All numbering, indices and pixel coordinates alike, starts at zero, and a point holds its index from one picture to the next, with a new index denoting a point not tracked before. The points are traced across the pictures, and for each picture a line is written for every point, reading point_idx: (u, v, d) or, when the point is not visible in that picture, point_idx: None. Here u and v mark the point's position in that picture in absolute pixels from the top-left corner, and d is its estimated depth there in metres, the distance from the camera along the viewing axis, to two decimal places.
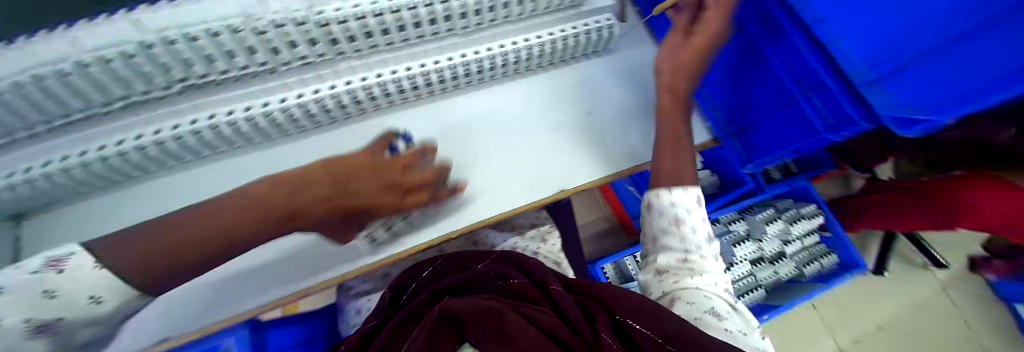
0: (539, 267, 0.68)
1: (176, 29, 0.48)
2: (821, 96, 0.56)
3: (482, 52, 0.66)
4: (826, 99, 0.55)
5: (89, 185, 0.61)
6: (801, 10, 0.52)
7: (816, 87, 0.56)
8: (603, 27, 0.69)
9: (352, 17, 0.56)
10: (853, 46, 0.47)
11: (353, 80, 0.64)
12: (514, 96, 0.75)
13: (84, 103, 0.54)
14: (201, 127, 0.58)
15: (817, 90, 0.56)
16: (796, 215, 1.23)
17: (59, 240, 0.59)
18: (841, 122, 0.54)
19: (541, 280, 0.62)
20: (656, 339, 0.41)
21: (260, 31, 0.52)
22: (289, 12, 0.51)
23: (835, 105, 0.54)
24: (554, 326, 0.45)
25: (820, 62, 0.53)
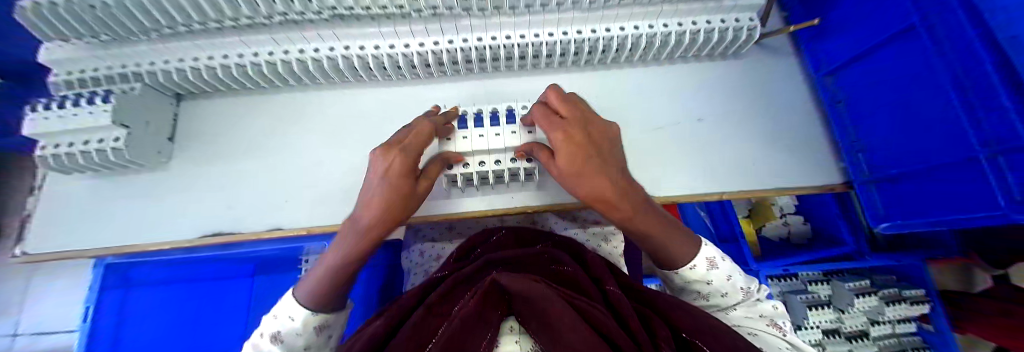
0: (601, 262, 0.57)
1: None
2: (993, 120, 0.39)
3: (613, 30, 0.62)
4: (997, 125, 0.39)
5: (225, 86, 0.66)
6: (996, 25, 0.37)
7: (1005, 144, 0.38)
8: (743, 26, 0.63)
9: None
10: None
11: (468, 38, 0.62)
12: (619, 85, 0.72)
13: (219, 14, 0.55)
14: (330, 55, 0.60)
15: (994, 118, 0.39)
16: (896, 295, 1.03)
17: (200, 125, 0.65)
18: None
19: (597, 275, 0.52)
20: None
21: None
22: None
23: (1006, 132, 0.37)
24: (605, 323, 0.33)
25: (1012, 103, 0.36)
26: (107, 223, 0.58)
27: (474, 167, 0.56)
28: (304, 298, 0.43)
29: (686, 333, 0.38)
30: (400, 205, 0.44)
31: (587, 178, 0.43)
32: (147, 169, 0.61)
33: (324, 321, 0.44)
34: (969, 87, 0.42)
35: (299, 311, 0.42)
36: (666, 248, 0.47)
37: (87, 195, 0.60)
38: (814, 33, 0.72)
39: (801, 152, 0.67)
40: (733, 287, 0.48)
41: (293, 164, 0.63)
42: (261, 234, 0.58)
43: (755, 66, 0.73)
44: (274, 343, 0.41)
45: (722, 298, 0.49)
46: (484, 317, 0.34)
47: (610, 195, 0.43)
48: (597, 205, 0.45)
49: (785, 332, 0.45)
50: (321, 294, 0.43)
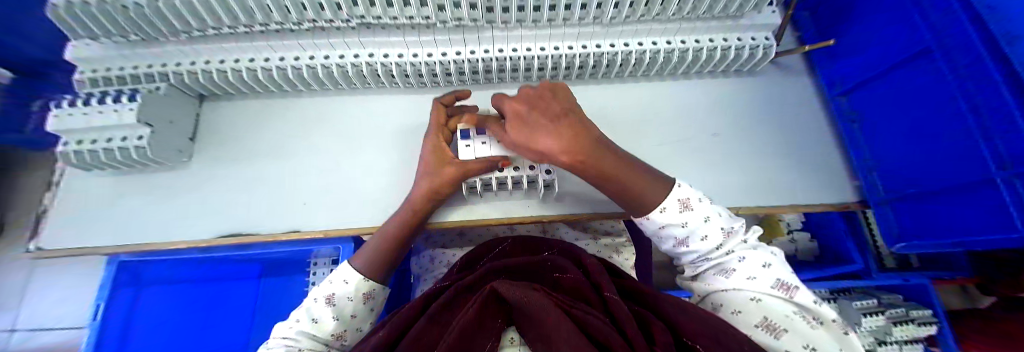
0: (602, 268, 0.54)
1: None
2: (1007, 139, 0.41)
3: (632, 46, 0.64)
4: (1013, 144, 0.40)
5: (247, 88, 0.67)
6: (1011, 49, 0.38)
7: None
8: (759, 45, 0.65)
9: None
10: None
11: (491, 49, 0.64)
12: (635, 97, 0.73)
13: (250, 19, 0.56)
14: (354, 62, 0.62)
15: (1005, 138, 0.40)
16: (903, 315, 1.00)
17: (219, 127, 0.66)
18: None
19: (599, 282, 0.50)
20: None
21: None
22: None
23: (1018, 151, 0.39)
24: (603, 333, 0.31)
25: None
26: (120, 220, 0.58)
27: (509, 172, 0.58)
28: (361, 265, 0.49)
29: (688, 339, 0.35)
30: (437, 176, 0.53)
31: (529, 135, 0.45)
32: (164, 167, 0.62)
33: (371, 291, 0.48)
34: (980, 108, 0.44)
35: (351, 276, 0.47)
36: (630, 192, 0.44)
37: (103, 191, 0.59)
38: (828, 53, 0.73)
39: (813, 169, 0.68)
40: (712, 228, 0.42)
41: (311, 167, 0.63)
42: (276, 236, 0.57)
43: (768, 84, 0.74)
44: (328, 305, 0.43)
45: (702, 242, 0.42)
46: (484, 326, 0.34)
47: (549, 142, 0.43)
48: (567, 161, 0.44)
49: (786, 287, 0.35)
50: (378, 258, 0.50)
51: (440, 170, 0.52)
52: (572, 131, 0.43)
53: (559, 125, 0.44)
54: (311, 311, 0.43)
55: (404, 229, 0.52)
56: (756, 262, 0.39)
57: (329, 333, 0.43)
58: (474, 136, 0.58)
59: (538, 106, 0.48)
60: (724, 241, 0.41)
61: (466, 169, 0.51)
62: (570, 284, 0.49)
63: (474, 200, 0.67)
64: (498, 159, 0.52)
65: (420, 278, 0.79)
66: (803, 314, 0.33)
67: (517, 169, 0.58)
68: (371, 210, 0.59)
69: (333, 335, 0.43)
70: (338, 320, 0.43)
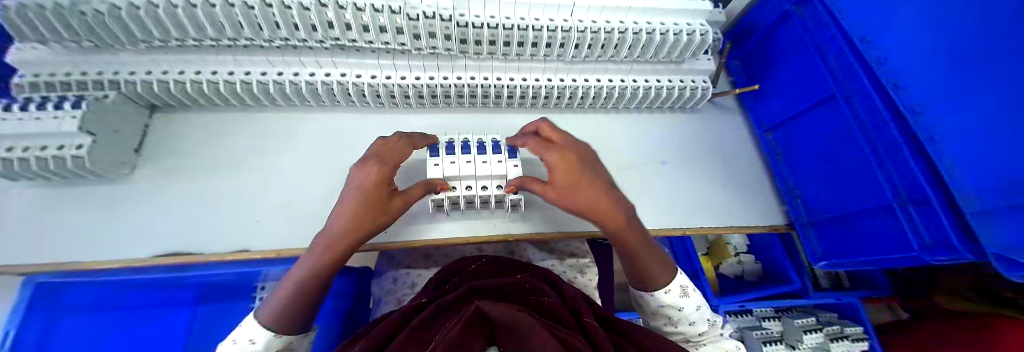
0: (578, 295, 0.58)
1: None
2: (899, 173, 0.51)
3: (591, 81, 0.71)
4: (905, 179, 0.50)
5: (208, 100, 0.66)
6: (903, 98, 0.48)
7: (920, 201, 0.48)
8: (697, 86, 0.75)
9: (479, 24, 0.59)
10: (963, 161, 0.41)
11: (463, 76, 0.69)
12: (595, 126, 0.80)
13: (219, 34, 0.57)
14: (326, 81, 0.63)
15: (903, 176, 0.50)
16: (839, 332, 1.10)
17: (173, 138, 0.64)
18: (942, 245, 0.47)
19: (576, 308, 0.52)
20: None
21: (411, 17, 0.57)
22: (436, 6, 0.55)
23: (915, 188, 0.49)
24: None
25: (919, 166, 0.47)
26: (42, 234, 0.53)
27: (475, 190, 0.60)
28: (266, 318, 0.43)
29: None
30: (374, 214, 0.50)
31: (577, 193, 0.49)
32: (102, 179, 0.58)
33: (286, 343, 0.45)
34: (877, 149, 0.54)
35: (259, 334, 0.42)
36: (645, 263, 0.50)
37: (27, 203, 0.55)
38: (754, 96, 0.85)
39: (747, 196, 0.77)
40: (699, 316, 0.50)
41: (271, 183, 0.62)
42: (225, 255, 0.55)
43: (708, 120, 0.85)
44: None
45: (689, 326, 0.50)
46: (470, 344, 0.35)
47: (596, 207, 0.49)
48: (591, 215, 0.49)
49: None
50: (286, 311, 0.44)
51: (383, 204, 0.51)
52: (591, 187, 0.49)
53: (598, 188, 0.50)
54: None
55: (322, 271, 0.47)
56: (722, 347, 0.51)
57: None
58: (443, 156, 0.61)
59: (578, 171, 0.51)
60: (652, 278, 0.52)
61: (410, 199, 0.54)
62: (549, 307, 0.51)
63: (440, 220, 0.69)
64: (436, 183, 0.57)
65: (381, 301, 0.77)
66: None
67: (486, 189, 0.61)
68: None
69: None
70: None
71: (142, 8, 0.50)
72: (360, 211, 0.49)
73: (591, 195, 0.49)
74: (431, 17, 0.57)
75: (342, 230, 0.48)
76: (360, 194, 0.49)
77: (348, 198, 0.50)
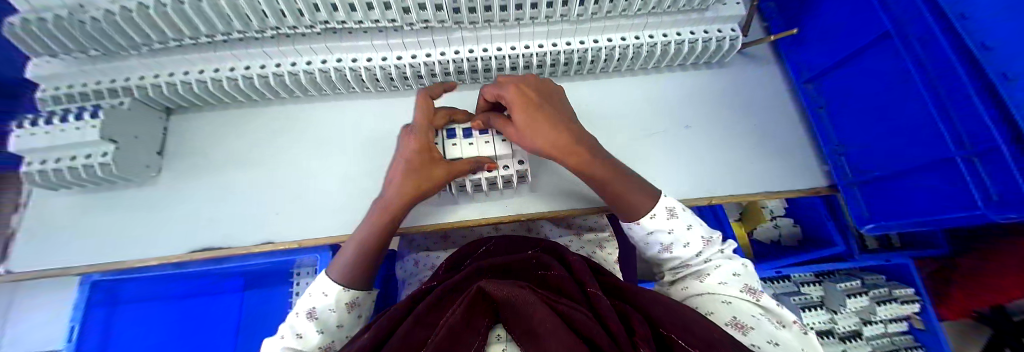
0: (585, 265, 0.56)
1: None
2: (962, 113, 0.42)
3: (601, 42, 0.65)
4: (968, 121, 0.41)
5: (215, 99, 0.66)
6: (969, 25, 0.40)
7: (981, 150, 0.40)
8: (724, 37, 0.66)
9: None
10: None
11: (462, 50, 0.64)
12: (608, 92, 0.73)
13: (211, 29, 0.55)
14: (322, 68, 0.61)
15: (971, 122, 0.40)
16: (886, 295, 1.06)
17: (190, 138, 0.65)
18: (1008, 201, 0.38)
19: (582, 281, 0.50)
20: None
21: None
22: None
23: (983, 133, 0.39)
24: (589, 328, 0.32)
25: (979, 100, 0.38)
26: (94, 237, 0.58)
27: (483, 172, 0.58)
28: (338, 276, 0.47)
29: (665, 329, 0.38)
30: (421, 177, 0.48)
31: (541, 123, 0.47)
32: (134, 183, 0.61)
33: (353, 299, 0.47)
34: (934, 87, 0.45)
35: (332, 287, 0.45)
36: (624, 192, 0.49)
37: (77, 208, 0.59)
38: (794, 43, 0.74)
39: (785, 156, 0.68)
40: (693, 236, 0.49)
41: (284, 177, 0.63)
42: (250, 248, 0.57)
43: (738, 74, 0.75)
44: (312, 318, 0.43)
45: (684, 248, 0.49)
46: (472, 325, 0.32)
47: (561, 140, 0.47)
48: (550, 155, 0.49)
49: (759, 296, 0.42)
50: (356, 268, 0.47)
51: (430, 166, 0.49)
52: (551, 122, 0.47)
53: (552, 122, 0.48)
54: (294, 326, 0.43)
55: (384, 230, 0.50)
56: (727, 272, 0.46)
57: (315, 346, 0.42)
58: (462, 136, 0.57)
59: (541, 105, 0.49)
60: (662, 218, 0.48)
61: (456, 169, 0.50)
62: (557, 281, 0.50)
63: (453, 202, 0.68)
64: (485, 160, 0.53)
65: (405, 282, 0.80)
66: (766, 315, 0.40)
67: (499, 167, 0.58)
68: (346, 216, 0.59)
69: (321, 347, 0.43)
70: (323, 333, 0.43)
71: (134, 10, 0.49)
72: (413, 169, 0.48)
73: (552, 129, 0.47)
74: None
75: (396, 195, 0.49)
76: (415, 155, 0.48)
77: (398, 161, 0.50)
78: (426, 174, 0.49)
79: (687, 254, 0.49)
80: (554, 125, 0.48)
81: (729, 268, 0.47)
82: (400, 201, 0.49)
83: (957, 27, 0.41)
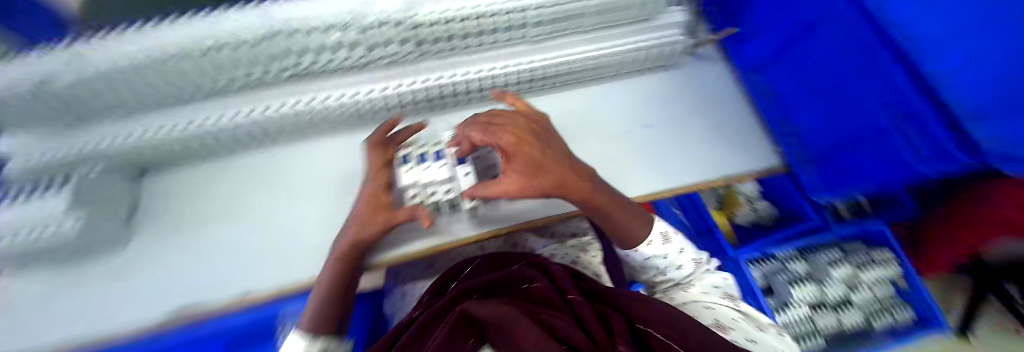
0: (564, 272, 0.58)
1: (247, 31, 0.47)
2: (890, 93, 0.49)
3: (558, 58, 0.68)
4: (895, 98, 0.48)
5: (184, 156, 0.67)
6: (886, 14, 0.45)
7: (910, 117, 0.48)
8: (670, 41, 0.70)
9: (431, 23, 0.55)
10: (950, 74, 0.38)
11: (428, 79, 0.66)
12: (571, 103, 0.77)
13: (172, 88, 0.56)
14: (289, 111, 0.63)
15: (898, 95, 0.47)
16: (867, 259, 1.14)
17: (162, 200, 0.66)
18: (937, 157, 0.47)
19: (563, 288, 0.53)
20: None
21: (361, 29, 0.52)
22: (384, 13, 0.50)
23: (910, 108, 0.47)
24: (573, 337, 0.38)
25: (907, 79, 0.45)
26: (67, 314, 0.57)
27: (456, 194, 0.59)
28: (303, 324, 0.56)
29: (642, 324, 0.47)
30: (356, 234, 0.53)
31: (545, 165, 0.50)
32: (104, 254, 0.60)
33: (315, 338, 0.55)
34: (865, 68, 0.51)
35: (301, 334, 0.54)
36: (622, 222, 0.55)
37: (48, 286, 0.58)
38: (736, 39, 0.79)
39: (741, 143, 0.72)
40: (685, 259, 0.61)
41: (261, 224, 0.63)
42: (233, 300, 0.57)
43: (689, 70, 0.79)
44: None
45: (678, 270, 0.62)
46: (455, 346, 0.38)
47: (570, 179, 0.50)
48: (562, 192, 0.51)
49: (736, 303, 0.57)
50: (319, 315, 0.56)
51: (366, 224, 0.53)
52: (554, 160, 0.50)
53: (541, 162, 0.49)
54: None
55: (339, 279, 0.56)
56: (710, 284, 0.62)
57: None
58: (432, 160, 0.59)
59: (543, 141, 0.52)
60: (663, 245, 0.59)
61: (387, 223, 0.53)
62: (540, 293, 0.53)
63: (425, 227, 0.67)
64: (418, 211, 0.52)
65: (396, 314, 0.80)
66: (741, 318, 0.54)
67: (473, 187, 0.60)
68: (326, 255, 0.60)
69: None
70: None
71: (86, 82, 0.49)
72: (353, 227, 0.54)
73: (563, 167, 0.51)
74: (379, 25, 0.52)
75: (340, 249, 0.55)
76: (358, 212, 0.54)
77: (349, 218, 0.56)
78: (368, 220, 0.53)
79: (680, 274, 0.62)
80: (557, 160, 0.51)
81: (711, 281, 0.62)
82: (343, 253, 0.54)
83: (878, 18, 0.46)
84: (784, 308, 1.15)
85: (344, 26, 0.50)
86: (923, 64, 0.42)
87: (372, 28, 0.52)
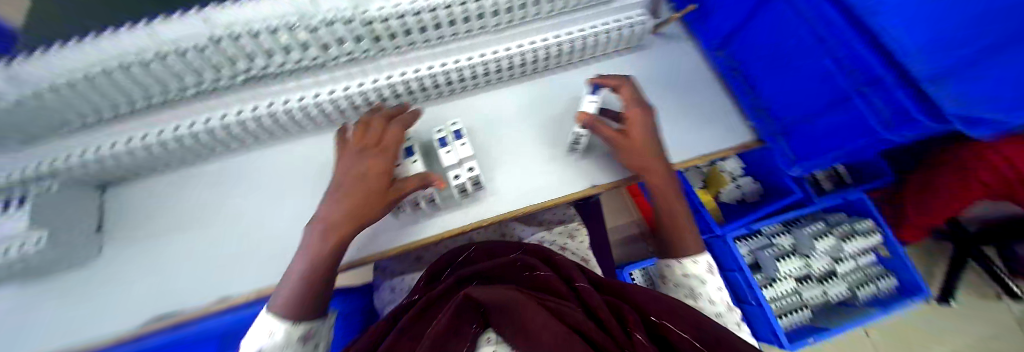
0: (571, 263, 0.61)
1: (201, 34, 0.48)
2: (845, 53, 0.46)
3: (525, 46, 0.67)
4: (851, 57, 0.45)
5: (150, 166, 0.65)
6: None
7: (870, 83, 0.44)
8: (635, 22, 0.69)
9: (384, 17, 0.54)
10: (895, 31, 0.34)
11: (392, 75, 0.65)
12: (543, 94, 0.76)
13: (133, 96, 0.56)
14: (252, 116, 0.60)
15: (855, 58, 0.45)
16: (850, 230, 1.13)
17: (131, 211, 0.64)
18: (902, 121, 0.43)
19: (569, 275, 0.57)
20: (693, 342, 0.42)
21: (312, 28, 0.53)
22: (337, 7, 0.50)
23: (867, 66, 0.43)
24: (580, 322, 0.40)
25: (864, 43, 0.41)
26: (40, 331, 0.56)
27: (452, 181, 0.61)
28: (282, 309, 0.46)
29: (655, 316, 0.48)
30: (374, 201, 0.51)
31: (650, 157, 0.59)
32: (76, 267, 0.60)
33: (308, 330, 0.47)
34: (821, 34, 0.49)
35: (279, 324, 0.44)
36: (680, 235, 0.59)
37: (19, 303, 0.57)
38: (698, 16, 0.78)
39: (717, 120, 0.72)
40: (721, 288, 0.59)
41: (235, 230, 0.62)
42: (211, 307, 0.57)
43: (664, 52, 0.79)
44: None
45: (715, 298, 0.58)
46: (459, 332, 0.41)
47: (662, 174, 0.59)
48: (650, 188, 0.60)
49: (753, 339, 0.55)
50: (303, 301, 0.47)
51: (384, 191, 0.52)
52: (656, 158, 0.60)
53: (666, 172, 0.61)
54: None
55: (331, 254, 0.50)
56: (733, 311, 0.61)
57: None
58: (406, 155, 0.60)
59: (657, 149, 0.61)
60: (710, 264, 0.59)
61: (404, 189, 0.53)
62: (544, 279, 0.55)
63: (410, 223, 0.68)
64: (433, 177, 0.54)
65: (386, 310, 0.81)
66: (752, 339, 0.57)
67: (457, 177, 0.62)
68: None
69: None
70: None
71: (47, 94, 0.49)
72: (364, 194, 0.51)
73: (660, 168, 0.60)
74: (333, 22, 0.52)
75: (340, 219, 0.50)
76: (371, 177, 0.52)
77: (349, 185, 0.51)
78: (378, 193, 0.51)
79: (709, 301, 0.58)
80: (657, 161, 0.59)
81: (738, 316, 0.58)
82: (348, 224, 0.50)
83: None
84: (770, 284, 1.15)
85: (290, 27, 0.51)
86: (879, 22, 0.36)
87: (323, 26, 0.52)
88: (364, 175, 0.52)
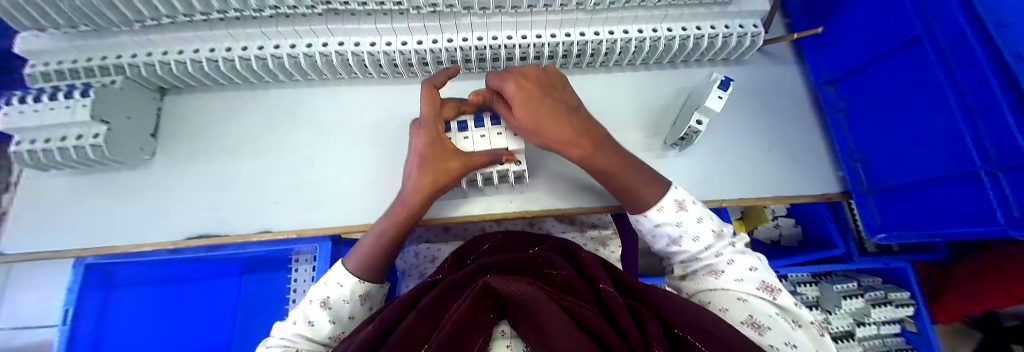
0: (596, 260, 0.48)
1: None
2: (990, 130, 0.39)
3: (617, 34, 0.62)
4: (995, 135, 0.39)
5: (211, 80, 0.63)
6: (1004, 36, 0.36)
7: (1007, 165, 0.38)
8: (746, 33, 0.63)
9: None
10: None
11: (469, 37, 0.61)
12: (620, 91, 0.70)
13: (205, 6, 0.52)
14: (323, 51, 0.58)
15: (995, 134, 0.39)
16: (883, 297, 1.02)
17: (184, 122, 0.63)
18: None
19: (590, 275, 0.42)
20: None
21: None
22: None
23: (1009, 150, 0.37)
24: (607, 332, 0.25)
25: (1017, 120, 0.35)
26: (88, 220, 0.56)
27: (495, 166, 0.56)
28: (355, 268, 0.46)
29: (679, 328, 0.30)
30: (437, 175, 0.47)
31: (540, 117, 0.46)
32: (129, 166, 0.60)
33: (366, 292, 0.46)
34: (963, 98, 0.43)
35: (345, 278, 0.45)
36: (629, 186, 0.46)
37: (72, 190, 0.58)
38: (817, 42, 0.71)
39: (800, 160, 0.66)
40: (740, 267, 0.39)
41: (282, 164, 0.61)
42: (249, 236, 0.56)
43: (759, 71, 0.72)
44: (324, 308, 0.42)
45: (692, 242, 0.43)
46: (476, 323, 0.27)
47: (562, 133, 0.46)
48: (554, 147, 0.48)
49: (777, 295, 0.36)
50: (374, 265, 0.47)
51: (446, 165, 0.47)
52: (544, 118, 0.46)
53: (561, 136, 0.46)
54: (306, 314, 0.42)
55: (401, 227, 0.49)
56: (744, 267, 0.39)
57: (327, 336, 0.42)
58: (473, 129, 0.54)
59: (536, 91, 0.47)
60: (715, 243, 0.42)
61: (471, 162, 0.48)
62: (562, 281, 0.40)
63: (452, 198, 0.65)
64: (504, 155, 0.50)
65: (406, 274, 0.79)
66: (785, 316, 0.34)
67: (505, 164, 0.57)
68: (347, 208, 0.58)
69: (330, 338, 0.43)
70: (334, 323, 0.42)
71: None
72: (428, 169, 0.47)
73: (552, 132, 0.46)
74: None
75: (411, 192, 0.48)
76: (428, 150, 0.47)
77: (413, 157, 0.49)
78: (442, 168, 0.47)
79: (698, 249, 0.43)
80: (541, 119, 0.46)
81: (745, 263, 0.40)
82: (418, 198, 0.48)
83: (995, 35, 0.37)
84: None
85: None
86: None
87: None
88: (422, 149, 0.47)
